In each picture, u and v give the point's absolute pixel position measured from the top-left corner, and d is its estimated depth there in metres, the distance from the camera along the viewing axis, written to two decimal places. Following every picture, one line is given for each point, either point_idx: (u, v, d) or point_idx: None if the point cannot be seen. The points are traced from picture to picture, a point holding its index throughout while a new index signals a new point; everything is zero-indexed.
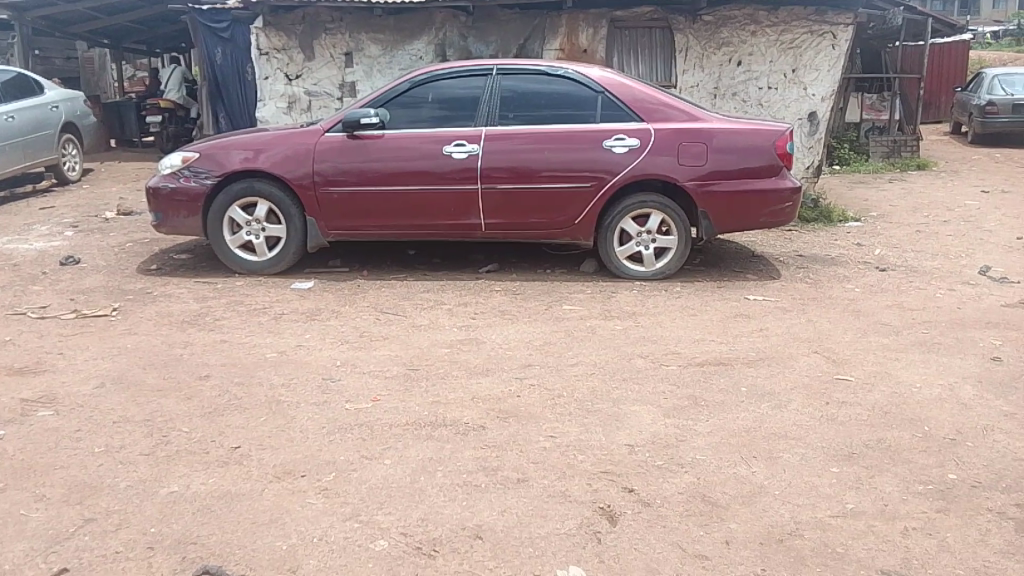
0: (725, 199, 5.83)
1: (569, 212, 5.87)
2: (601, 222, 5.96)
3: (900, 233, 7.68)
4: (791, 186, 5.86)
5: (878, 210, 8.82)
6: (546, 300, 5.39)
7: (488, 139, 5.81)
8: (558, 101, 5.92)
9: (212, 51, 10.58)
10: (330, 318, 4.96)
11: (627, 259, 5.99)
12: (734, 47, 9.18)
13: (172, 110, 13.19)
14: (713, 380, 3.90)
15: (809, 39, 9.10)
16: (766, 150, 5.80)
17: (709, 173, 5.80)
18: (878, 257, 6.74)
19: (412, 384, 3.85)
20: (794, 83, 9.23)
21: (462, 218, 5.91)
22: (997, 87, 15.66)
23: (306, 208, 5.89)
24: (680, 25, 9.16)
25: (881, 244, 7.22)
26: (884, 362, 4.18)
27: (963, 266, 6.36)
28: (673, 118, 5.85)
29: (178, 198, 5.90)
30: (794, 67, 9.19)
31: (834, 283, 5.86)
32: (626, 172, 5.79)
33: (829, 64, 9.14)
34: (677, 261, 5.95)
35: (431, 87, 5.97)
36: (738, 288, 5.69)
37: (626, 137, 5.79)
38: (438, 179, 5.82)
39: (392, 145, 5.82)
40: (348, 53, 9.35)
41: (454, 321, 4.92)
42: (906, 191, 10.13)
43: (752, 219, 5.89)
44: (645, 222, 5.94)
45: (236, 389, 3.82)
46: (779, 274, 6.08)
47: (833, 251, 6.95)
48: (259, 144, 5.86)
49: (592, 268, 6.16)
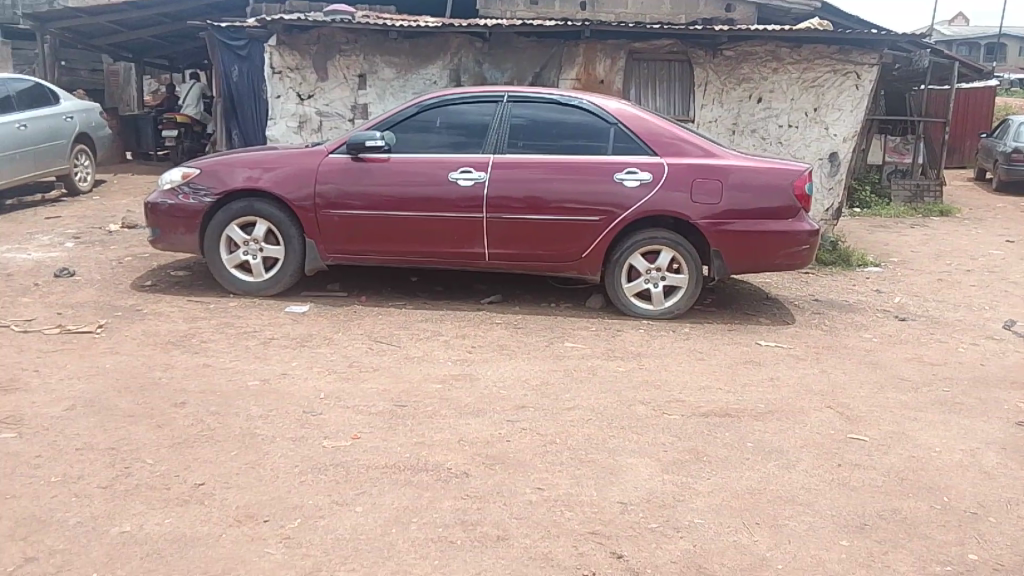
0: (739, 238, 5.61)
1: (576, 245, 5.67)
2: (609, 256, 5.75)
3: (922, 281, 7.41)
4: (809, 229, 5.63)
5: (899, 256, 8.56)
6: (548, 336, 5.18)
7: (496, 167, 5.64)
8: (570, 131, 5.75)
9: (228, 67, 10.54)
10: (321, 346, 4.77)
11: (635, 296, 5.77)
12: (755, 83, 9.01)
13: (189, 125, 13.17)
14: (718, 433, 3.65)
15: (831, 78, 8.91)
16: (784, 190, 5.58)
17: (723, 211, 5.59)
18: (897, 305, 6.48)
19: (397, 422, 3.64)
20: (815, 123, 9.02)
21: (465, 246, 5.72)
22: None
23: (306, 229, 5.73)
24: (700, 59, 9.01)
25: (901, 292, 6.95)
26: (901, 421, 3.92)
27: (987, 320, 6.09)
28: (688, 154, 5.65)
29: (176, 214, 5.76)
30: (815, 106, 8.99)
31: (851, 331, 5.60)
32: (637, 207, 5.60)
33: (852, 105, 8.93)
34: (687, 301, 5.73)
35: (440, 111, 5.83)
36: (749, 332, 5.45)
37: (638, 170, 5.60)
38: (442, 206, 5.64)
39: (397, 169, 5.66)
40: (361, 74, 9.27)
41: (449, 354, 4.72)
42: (928, 237, 9.87)
43: (766, 260, 5.66)
44: (655, 259, 5.72)
45: (211, 418, 3.62)
46: (794, 319, 5.84)
47: (851, 297, 6.69)
48: (262, 162, 5.72)
49: (598, 304, 5.94)
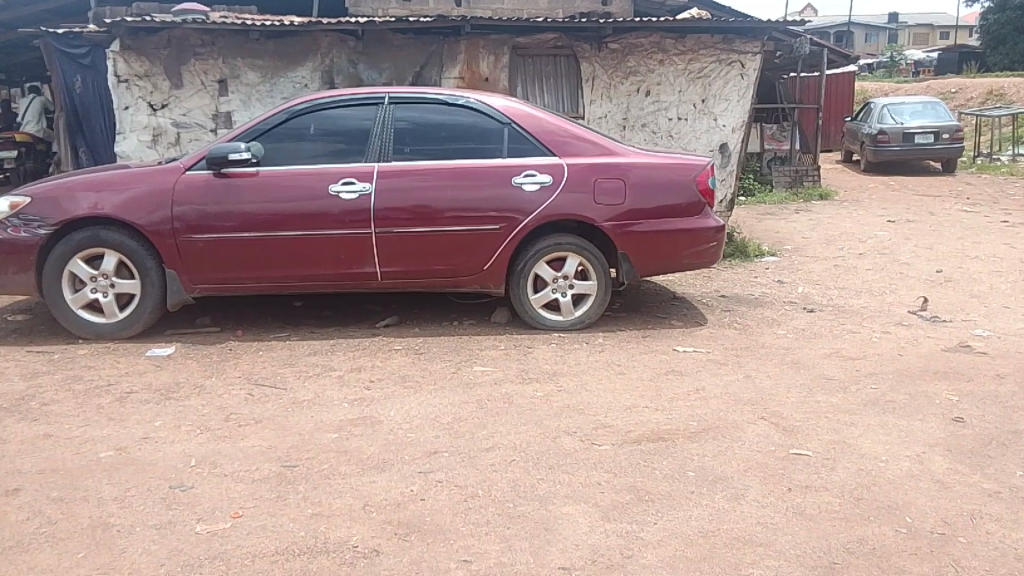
0: (646, 239, 5.30)
1: (476, 257, 5.21)
2: (513, 267, 5.32)
3: (820, 268, 7.41)
4: (715, 225, 5.39)
5: (792, 243, 8.59)
6: (453, 361, 4.69)
7: (382, 177, 5.10)
8: (460, 133, 5.28)
9: (69, 77, 9.39)
10: (190, 397, 4.10)
11: (543, 307, 5.36)
12: (642, 76, 8.82)
13: (30, 144, 11.84)
14: (655, 463, 3.28)
15: (717, 68, 8.84)
16: (688, 186, 5.32)
17: (628, 211, 5.27)
18: (802, 296, 6.39)
19: (286, 490, 3.07)
20: (703, 114, 8.94)
21: (353, 267, 5.15)
22: (887, 117, 16.13)
23: (166, 259, 4.99)
24: (586, 53, 8.73)
25: (802, 281, 6.90)
26: (838, 429, 3.70)
27: (891, 304, 6.07)
28: (588, 152, 5.30)
29: (5, 250, 4.88)
30: (703, 97, 8.91)
31: (765, 328, 5.42)
32: (538, 212, 5.19)
33: (739, 95, 8.91)
34: (597, 308, 5.37)
35: (313, 117, 5.22)
36: (665, 338, 5.16)
37: (536, 173, 5.20)
38: (324, 224, 5.04)
39: (268, 184, 5.01)
40: (221, 79, 8.47)
41: (344, 393, 4.14)
42: (815, 222, 10.02)
43: (675, 260, 5.38)
44: (561, 266, 5.33)
45: (50, 508, 2.93)
46: (706, 319, 5.60)
47: (756, 290, 6.57)
48: (107, 185, 4.94)
49: (504, 318, 5.51)
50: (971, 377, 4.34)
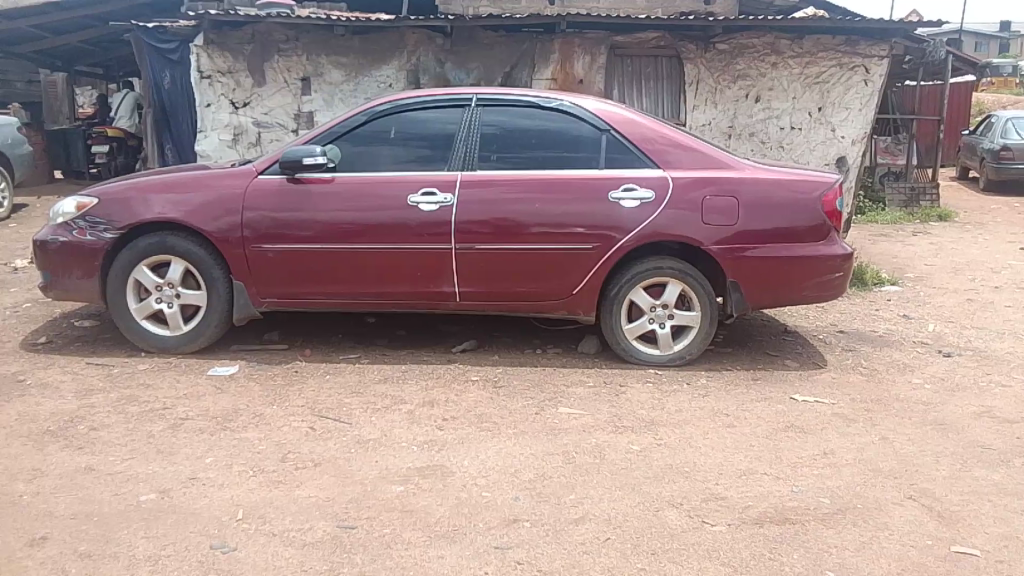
0: (761, 266, 4.65)
1: (565, 280, 4.68)
2: (605, 292, 4.76)
3: (950, 302, 6.58)
4: (842, 253, 4.70)
5: (913, 272, 7.75)
6: (536, 399, 4.17)
7: (465, 187, 4.63)
8: (552, 140, 4.76)
9: (158, 73, 9.36)
10: (247, 428, 3.71)
11: (637, 338, 4.78)
12: (751, 81, 8.26)
13: (122, 139, 12.01)
14: (783, 556, 2.68)
15: (837, 72, 8.23)
16: (812, 208, 4.64)
17: (740, 234, 4.63)
18: (934, 337, 5.62)
19: (341, 561, 2.61)
20: (820, 124, 8.37)
21: (430, 285, 4.70)
22: (1012, 130, 14.74)
23: (233, 270, 4.65)
24: (691, 54, 8.22)
25: (932, 318, 6.11)
26: (1010, 521, 3.01)
27: None
28: (697, 166, 4.70)
29: (69, 254, 4.64)
30: (820, 105, 8.31)
31: (897, 377, 4.69)
32: (638, 232, 4.62)
33: (861, 102, 8.30)
34: (700, 343, 4.75)
35: (395, 120, 4.80)
36: (779, 383, 4.50)
37: (637, 187, 4.63)
38: (401, 237, 4.60)
39: (343, 192, 4.62)
40: (304, 77, 8.36)
41: (414, 433, 3.67)
42: (936, 247, 9.09)
43: (794, 291, 4.71)
44: (661, 293, 4.74)
45: (75, 567, 2.56)
46: (826, 361, 4.95)
47: (879, 327, 5.83)
48: (175, 187, 4.64)
49: (592, 348, 4.96)
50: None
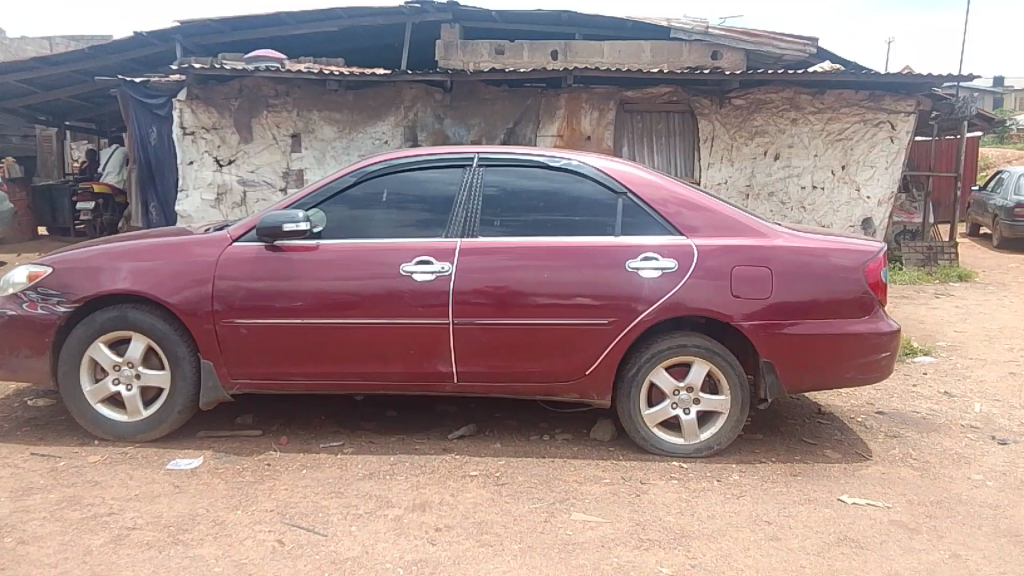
0: (798, 345, 4.14)
1: (576, 359, 4.16)
2: (621, 373, 4.24)
3: (992, 377, 6.05)
4: (887, 329, 4.19)
5: (945, 340, 7.25)
6: (545, 500, 3.59)
7: (465, 255, 4.13)
8: (562, 204, 4.29)
9: (145, 127, 9.04)
10: (204, 542, 3.13)
11: (658, 425, 4.24)
12: (770, 138, 8.46)
13: (109, 195, 11.61)
14: None
15: (861, 129, 8.43)
16: (854, 279, 4.14)
17: (774, 308, 4.12)
18: (984, 419, 5.07)
19: None
20: (844, 182, 8.56)
21: (424, 364, 4.17)
22: None
23: (202, 347, 4.13)
24: (705, 110, 8.41)
25: (976, 396, 5.57)
26: None
27: None
28: (723, 233, 4.22)
29: (18, 329, 4.13)
30: (843, 163, 8.52)
31: (954, 473, 4.13)
32: (658, 305, 4.11)
33: (887, 160, 8.50)
34: (730, 431, 4.22)
35: (388, 181, 4.35)
36: (821, 483, 3.97)
37: (657, 256, 4.13)
38: (393, 311, 4.09)
39: (328, 261, 4.12)
40: (294, 134, 8.21)
41: (402, 548, 3.10)
42: (962, 310, 8.62)
43: (834, 372, 4.19)
44: (685, 374, 4.21)
45: None
46: (871, 452, 4.41)
47: (920, 407, 5.29)
48: (140, 254, 4.16)
49: (606, 435, 4.40)
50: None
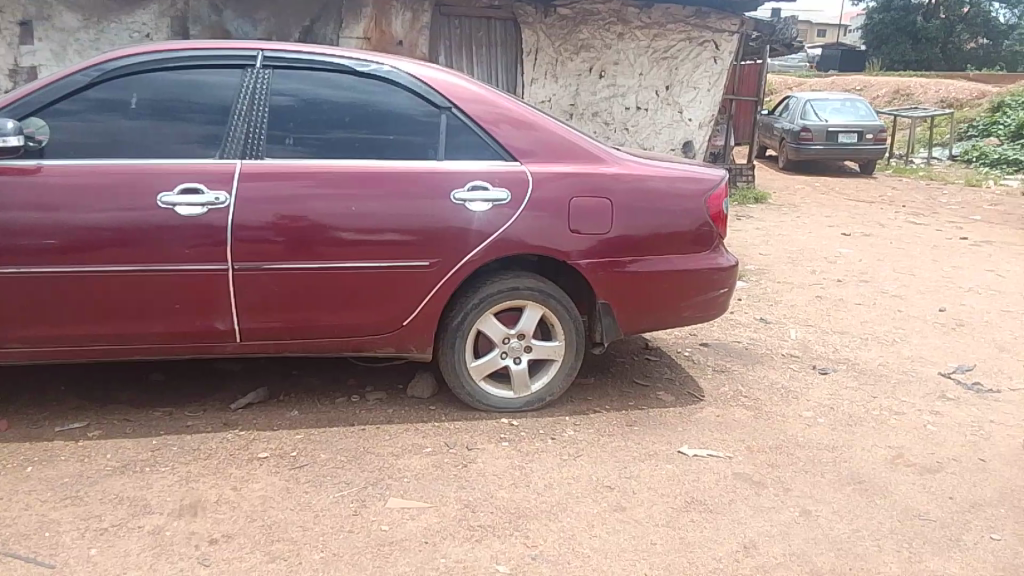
0: (638, 284, 3.74)
1: (389, 308, 3.49)
2: (443, 322, 3.63)
3: (799, 301, 6.16)
4: (726, 264, 3.89)
5: (753, 262, 7.36)
6: (353, 484, 2.94)
7: (248, 181, 3.26)
8: (372, 118, 3.51)
9: None
10: None
11: (486, 378, 3.72)
12: (596, 54, 8.10)
13: None
14: None
15: (686, 47, 8.40)
16: (697, 210, 3.78)
17: (614, 244, 3.67)
18: (800, 347, 5.08)
19: None
20: (667, 103, 8.52)
21: (199, 320, 3.31)
22: (811, 112, 15.11)
23: None
24: (528, 18, 7.80)
25: (789, 322, 5.60)
26: None
27: (913, 365, 4.87)
28: (562, 159, 3.66)
29: None
30: (667, 83, 8.45)
31: (785, 410, 4.01)
32: (488, 242, 3.50)
33: (709, 82, 8.62)
34: (563, 380, 3.79)
35: (140, 82, 3.33)
36: (658, 433, 3.65)
37: (487, 185, 3.51)
38: (150, 254, 3.18)
39: (56, 189, 3.11)
40: (23, 21, 6.61)
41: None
42: (763, 232, 8.89)
43: (673, 313, 3.86)
44: (515, 320, 3.69)
45: None
46: (704, 393, 4.18)
47: (740, 336, 5.20)
48: None
49: (426, 392, 3.82)
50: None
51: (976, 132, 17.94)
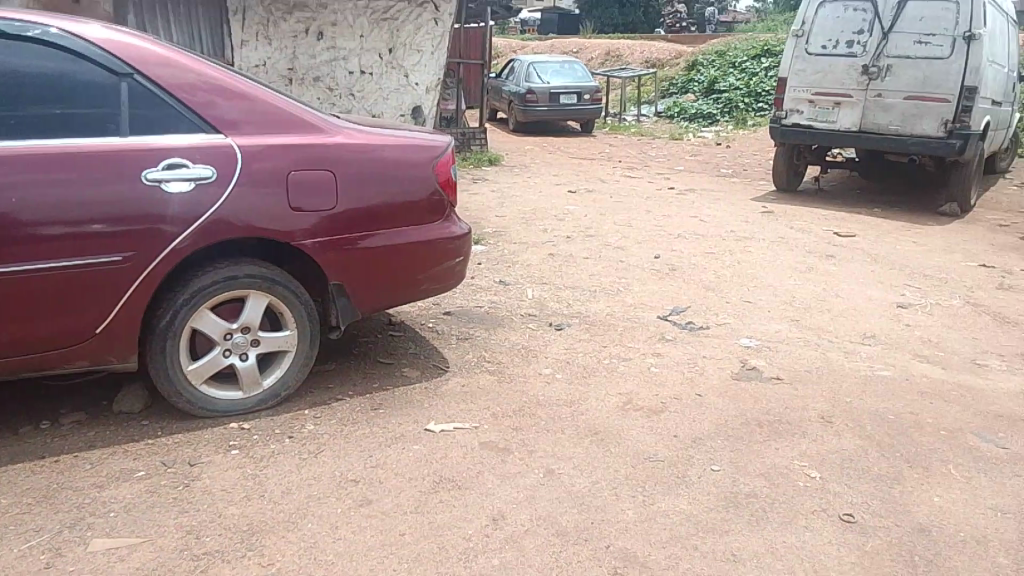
0: (370, 260, 3.54)
1: (78, 314, 3.00)
2: (149, 323, 3.18)
3: (534, 259, 6.37)
4: (459, 232, 3.82)
5: (489, 224, 7.51)
6: (42, 533, 2.48)
7: None
8: (34, 91, 2.95)
9: None
10: None
11: (209, 381, 3.33)
12: (311, 14, 7.82)
13: None
14: None
15: (406, 9, 8.27)
16: (425, 179, 3.64)
17: (340, 220, 3.43)
18: (537, 305, 5.24)
19: None
20: (391, 67, 8.35)
21: None
22: (533, 75, 15.76)
23: None
24: None
25: (526, 281, 5.77)
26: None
27: (636, 311, 5.24)
28: (279, 129, 3.34)
29: None
30: (390, 47, 8.29)
31: (526, 370, 4.09)
32: (195, 228, 3.10)
33: (432, 45, 8.54)
34: (298, 372, 3.51)
35: None
36: (403, 413, 3.53)
37: (187, 162, 3.09)
38: None
39: None
40: None
41: None
42: (498, 194, 9.13)
43: (411, 287, 3.72)
44: (237, 312, 3.32)
45: None
46: (449, 364, 4.14)
47: (480, 300, 5.25)
48: None
49: (137, 405, 3.35)
50: (804, 429, 3.62)
51: (676, 89, 19.93)
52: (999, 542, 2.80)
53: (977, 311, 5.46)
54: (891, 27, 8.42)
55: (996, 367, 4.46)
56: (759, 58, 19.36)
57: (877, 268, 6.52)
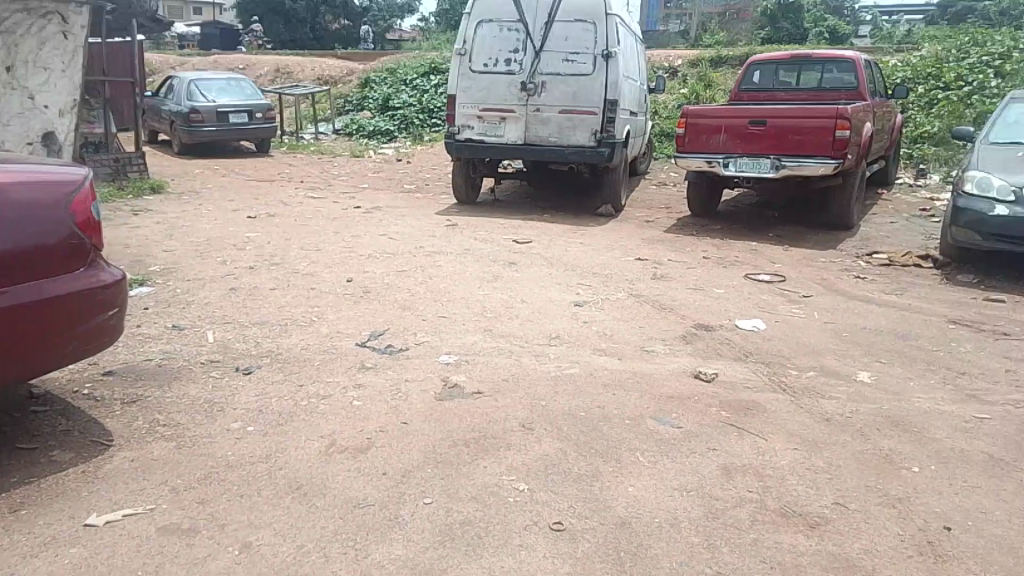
0: None
1: None
2: None
3: (212, 297, 5.77)
4: (110, 280, 3.23)
5: (156, 262, 6.68)
6: None
7: None
8: None
9: None
10: None
11: None
12: None
13: None
14: None
15: (26, 25, 7.69)
16: (55, 221, 3.02)
17: None
18: (219, 348, 4.71)
19: None
20: (13, 87, 7.69)
21: None
22: (196, 93, 14.58)
23: None
24: None
25: (204, 322, 5.18)
26: None
27: (331, 341, 4.96)
28: None
29: None
30: (9, 65, 7.63)
31: (211, 428, 3.63)
32: None
33: (63, 63, 8.07)
34: None
35: None
36: (54, 511, 2.89)
37: None
38: None
39: None
40: None
41: None
42: (165, 225, 8.20)
43: (54, 355, 3.03)
44: None
45: None
46: (116, 435, 3.51)
47: (149, 352, 4.58)
48: None
49: None
50: (509, 441, 3.65)
51: (351, 106, 19.84)
52: (687, 522, 3.02)
53: (641, 301, 6.06)
54: (541, 46, 9.16)
55: (662, 352, 4.94)
56: (427, 75, 20.05)
57: (555, 270, 6.97)
